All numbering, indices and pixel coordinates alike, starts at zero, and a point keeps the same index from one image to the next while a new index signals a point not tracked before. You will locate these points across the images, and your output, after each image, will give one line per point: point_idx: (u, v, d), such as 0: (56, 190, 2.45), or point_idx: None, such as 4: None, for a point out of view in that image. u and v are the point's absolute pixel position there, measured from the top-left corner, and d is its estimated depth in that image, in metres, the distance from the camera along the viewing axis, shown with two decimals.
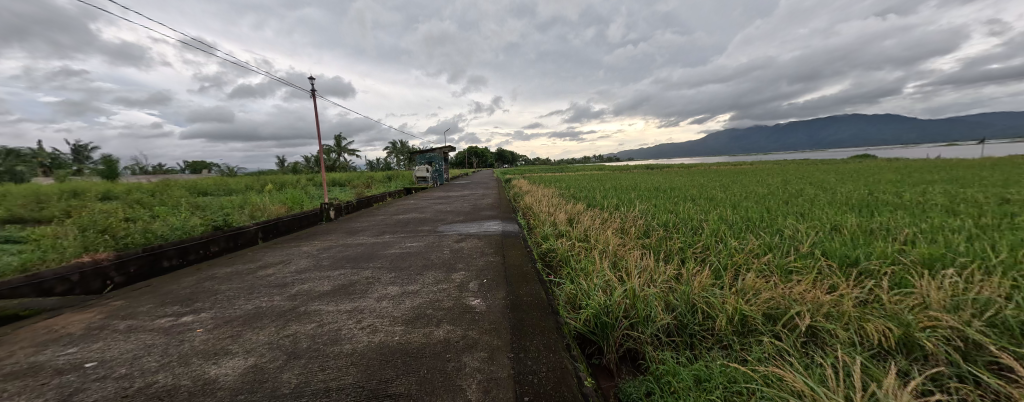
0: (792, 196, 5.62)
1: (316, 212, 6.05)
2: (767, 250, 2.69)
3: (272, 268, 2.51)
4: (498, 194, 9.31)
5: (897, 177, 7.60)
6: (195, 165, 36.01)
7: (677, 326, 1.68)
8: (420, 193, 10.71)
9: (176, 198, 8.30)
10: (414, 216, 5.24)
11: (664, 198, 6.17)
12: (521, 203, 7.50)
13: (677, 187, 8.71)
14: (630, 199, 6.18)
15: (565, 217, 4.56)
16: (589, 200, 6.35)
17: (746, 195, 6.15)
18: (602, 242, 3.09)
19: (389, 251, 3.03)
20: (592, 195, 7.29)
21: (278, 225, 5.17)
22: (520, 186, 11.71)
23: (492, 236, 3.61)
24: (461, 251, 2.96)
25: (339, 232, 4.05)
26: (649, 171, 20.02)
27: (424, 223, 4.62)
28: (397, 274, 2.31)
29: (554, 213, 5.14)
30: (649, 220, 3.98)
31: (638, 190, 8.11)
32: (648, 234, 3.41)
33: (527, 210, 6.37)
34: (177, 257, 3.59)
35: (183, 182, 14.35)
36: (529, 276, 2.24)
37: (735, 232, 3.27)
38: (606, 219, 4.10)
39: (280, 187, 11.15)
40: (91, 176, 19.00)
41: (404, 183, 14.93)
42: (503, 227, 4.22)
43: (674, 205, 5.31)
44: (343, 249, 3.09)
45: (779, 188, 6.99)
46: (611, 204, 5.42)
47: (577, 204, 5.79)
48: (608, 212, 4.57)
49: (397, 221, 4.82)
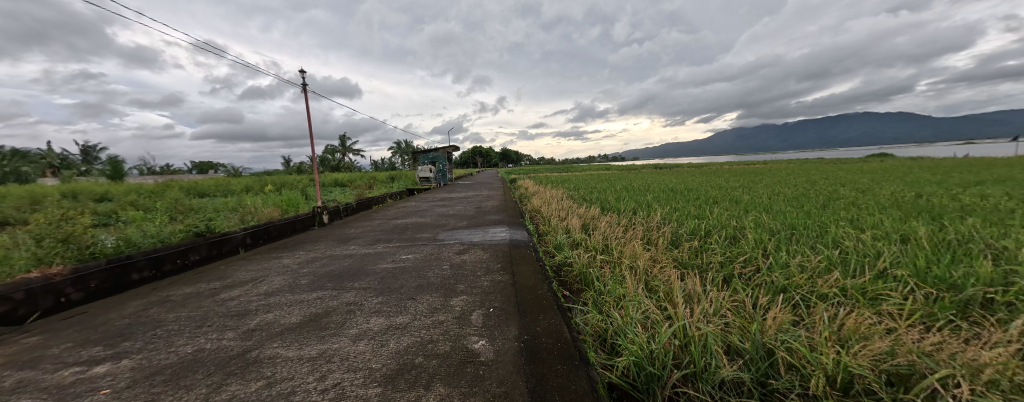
0: (828, 199, 5.11)
1: (309, 216, 5.68)
2: (831, 269, 2.23)
3: (238, 289, 2.11)
4: (503, 195, 8.90)
5: (938, 177, 7.00)
6: (202, 166, 36.19)
7: (752, 384, 1.24)
8: (422, 195, 10.37)
9: (170, 200, 8.02)
10: (413, 221, 4.83)
11: (685, 201, 5.68)
12: (528, 205, 7.06)
13: (694, 188, 8.20)
14: (648, 202, 5.72)
15: (579, 223, 4.13)
16: (603, 203, 5.90)
17: (776, 197, 5.63)
18: (629, 256, 2.65)
19: (381, 265, 2.62)
20: (604, 197, 6.84)
21: (267, 230, 4.82)
22: (526, 186, 11.30)
23: (499, 246, 3.19)
24: (464, 267, 2.54)
25: (329, 239, 3.66)
26: (658, 171, 19.51)
27: (423, 229, 4.22)
28: (385, 299, 1.91)
29: (566, 218, 4.71)
30: (676, 228, 3.53)
31: (653, 192, 7.62)
32: (680, 245, 2.96)
33: (535, 214, 5.92)
34: (149, 269, 3.25)
35: (185, 183, 14.25)
36: (546, 304, 1.82)
37: (782, 244, 2.81)
38: (627, 227, 3.65)
39: (279, 188, 10.89)
40: (97, 177, 19.09)
41: (406, 183, 14.63)
42: (511, 234, 3.80)
43: (698, 209, 4.85)
44: (328, 263, 2.69)
45: (809, 189, 6.46)
46: (628, 208, 4.97)
47: (590, 207, 5.34)
48: (627, 218, 4.12)
49: (394, 226, 4.43)
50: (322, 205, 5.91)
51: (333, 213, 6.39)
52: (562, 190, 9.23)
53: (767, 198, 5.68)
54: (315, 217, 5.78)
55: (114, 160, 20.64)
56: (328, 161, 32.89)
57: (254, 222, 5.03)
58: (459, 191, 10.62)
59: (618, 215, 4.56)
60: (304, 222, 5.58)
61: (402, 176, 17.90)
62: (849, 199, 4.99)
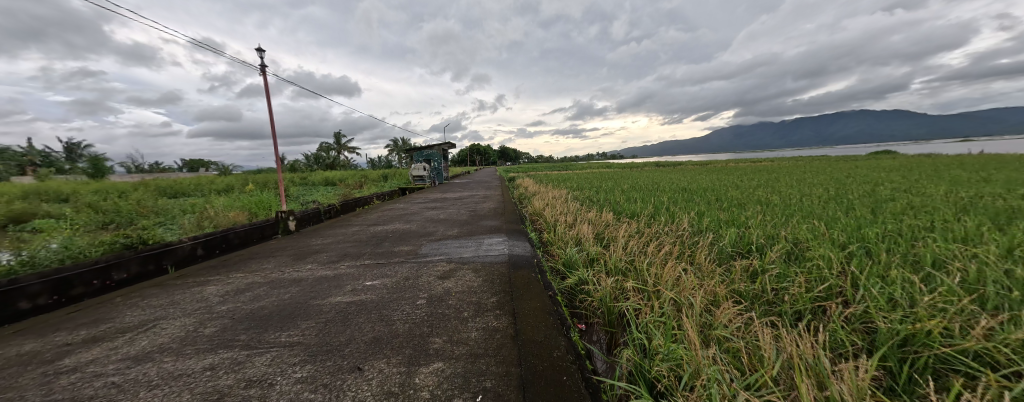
0: (872, 202, 4.46)
1: (272, 222, 4.94)
2: (973, 310, 1.55)
3: (101, 347, 1.40)
4: (501, 196, 8.23)
5: (978, 176, 6.37)
6: (193, 164, 35.26)
7: None
8: (414, 195, 9.69)
9: (132, 201, 7.27)
10: (394, 229, 4.12)
11: (709, 204, 4.99)
12: (528, 208, 6.34)
13: (708, 188, 7.56)
14: (665, 205, 5.03)
15: (591, 232, 3.46)
16: (615, 206, 5.20)
17: (810, 199, 4.97)
18: (671, 286, 1.96)
19: (336, 296, 1.93)
20: (613, 199, 6.18)
21: (218, 240, 4.09)
22: (526, 186, 10.63)
23: (495, 266, 2.50)
24: (446, 301, 1.85)
25: (285, 255, 2.95)
26: (660, 169, 18.86)
27: (404, 240, 3.52)
28: (314, 372, 1.21)
29: (574, 226, 4.02)
30: (716, 241, 2.84)
31: (665, 193, 6.94)
32: (730, 266, 2.28)
33: (537, 219, 5.23)
34: (47, 294, 2.54)
35: (165, 182, 13.51)
36: (569, 386, 1.12)
37: (867, 266, 2.14)
38: (653, 240, 2.96)
39: (260, 188, 10.17)
40: (77, 175, 18.28)
41: (400, 182, 13.91)
42: (510, 247, 3.12)
43: (726, 214, 4.20)
44: (263, 294, 1.99)
45: (840, 190, 5.81)
46: (646, 213, 4.29)
47: (601, 211, 4.66)
48: (651, 227, 3.43)
49: (371, 235, 3.74)
50: (289, 210, 5.16)
51: (303, 219, 5.64)
52: (565, 190, 8.51)
53: (800, 199, 5.03)
54: (278, 224, 5.02)
55: (97, 158, 19.85)
56: (322, 159, 32.06)
57: (206, 231, 4.30)
58: (453, 192, 9.88)
59: (637, 223, 3.85)
60: (267, 229, 4.84)
61: (396, 174, 17.17)
62: (897, 201, 4.34)
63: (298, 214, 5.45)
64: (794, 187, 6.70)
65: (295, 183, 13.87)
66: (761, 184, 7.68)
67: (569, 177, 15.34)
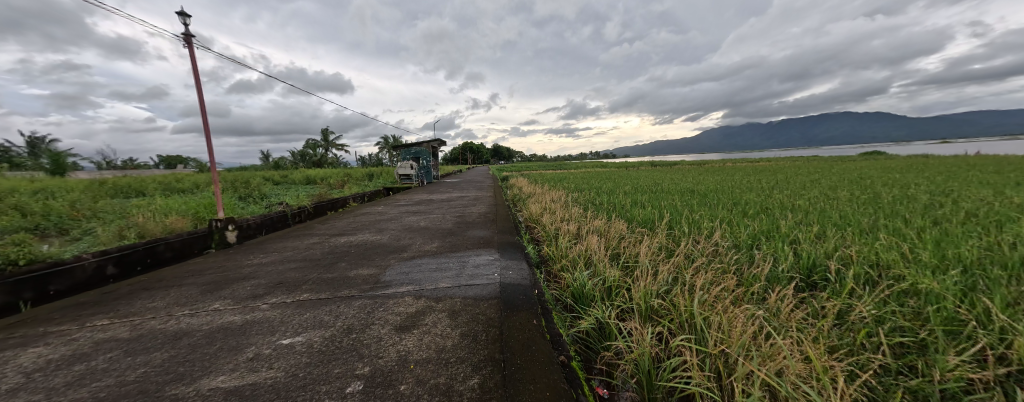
0: (916, 207, 3.89)
1: (202, 234, 4.06)
2: None
3: None
4: (493, 198, 7.53)
5: (1006, 179, 5.90)
6: (169, 161, 33.45)
7: None
8: (399, 196, 8.94)
9: (68, 202, 6.36)
10: (358, 242, 3.35)
11: (733, 211, 4.31)
12: (523, 214, 5.57)
13: (717, 191, 7.00)
14: (683, 212, 4.33)
15: (603, 248, 2.78)
16: (624, 212, 4.48)
17: (847, 205, 4.34)
18: (750, 351, 1.27)
19: (215, 376, 1.17)
20: (617, 203, 5.56)
21: (131, 254, 3.31)
22: (520, 186, 9.95)
23: (480, 304, 1.78)
24: (394, 387, 1.12)
25: (193, 284, 2.15)
26: (656, 169, 18.38)
27: (367, 257, 2.77)
28: None
29: (582, 239, 3.28)
30: (776, 266, 2.15)
31: (673, 195, 6.33)
32: (817, 309, 1.60)
33: (534, 227, 4.49)
34: None
35: (130, 179, 12.47)
36: None
37: (1015, 311, 1.49)
38: (691, 263, 2.24)
39: (226, 187, 9.26)
40: (36, 171, 17.01)
41: (386, 181, 13.12)
42: (502, 270, 2.38)
43: (755, 222, 3.57)
44: (101, 369, 1.22)
45: (866, 194, 5.26)
46: (666, 222, 3.58)
47: (611, 219, 3.92)
48: (680, 244, 2.72)
49: (326, 252, 2.97)
50: (226, 220, 4.28)
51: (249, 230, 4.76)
52: (563, 192, 7.72)
53: (829, 205, 4.46)
54: (212, 238, 4.14)
55: (58, 154, 18.41)
56: (307, 157, 30.74)
57: (116, 245, 3.46)
58: (440, 193, 9.02)
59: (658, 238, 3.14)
60: (196, 243, 3.98)
61: (382, 173, 16.16)
62: (946, 207, 3.77)
63: (241, 223, 4.56)
64: (816, 190, 6.08)
65: (269, 182, 12.81)
66: (777, 187, 7.05)
67: (565, 177, 14.54)
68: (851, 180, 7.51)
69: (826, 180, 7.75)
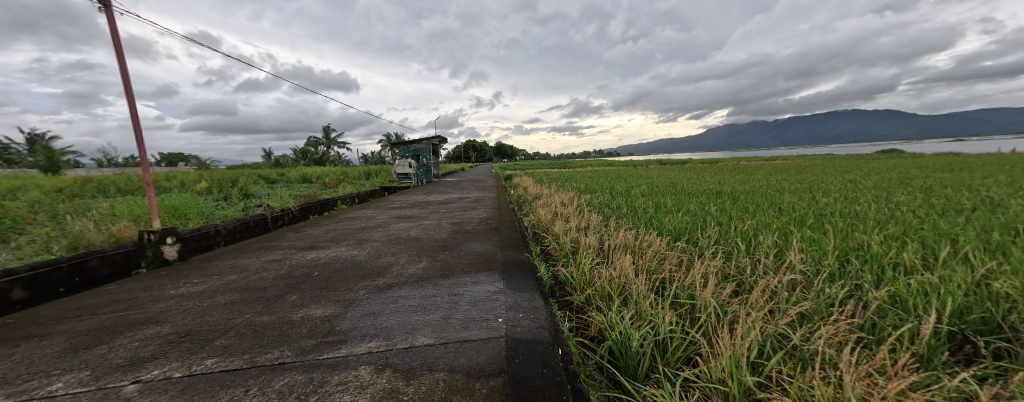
0: (1014, 216, 3.17)
1: (135, 249, 3.30)
2: None
3: None
4: (496, 200, 6.89)
5: None
6: (170, 158, 33.03)
7: None
8: (395, 196, 8.33)
9: (29, 202, 5.79)
10: (327, 260, 2.68)
11: (786, 219, 3.58)
12: (531, 220, 4.89)
13: (747, 192, 6.28)
14: (725, 222, 3.59)
15: (643, 275, 2.09)
16: (654, 222, 3.76)
17: (921, 211, 3.61)
18: None
19: None
20: (637, 208, 4.89)
21: (47, 275, 2.70)
22: (525, 187, 9.30)
23: (473, 389, 1.11)
24: None
25: (62, 337, 1.48)
26: (665, 168, 17.64)
27: (329, 285, 2.11)
28: None
29: (610, 261, 2.56)
30: (917, 316, 1.44)
31: (697, 198, 5.64)
32: None
33: (546, 238, 3.81)
34: None
35: (120, 177, 12.03)
36: None
37: None
38: (783, 307, 1.55)
39: (211, 186, 8.72)
40: (30, 168, 16.66)
41: (384, 181, 12.53)
42: (507, 311, 1.71)
43: (819, 233, 2.89)
44: None
45: (931, 197, 4.52)
46: (714, 237, 2.85)
47: (641, 232, 3.19)
48: (750, 273, 2.01)
49: (281, 275, 2.30)
50: (161, 232, 3.43)
51: (198, 239, 4.06)
52: (573, 193, 6.97)
53: (896, 211, 3.73)
54: (143, 253, 3.28)
55: (54, 151, 18.06)
56: (308, 155, 30.36)
57: (31, 261, 2.82)
58: (438, 194, 8.32)
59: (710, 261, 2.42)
60: (128, 258, 3.24)
61: (380, 172, 15.44)
62: None
63: (183, 233, 3.78)
64: (866, 193, 5.31)
65: (260, 181, 12.14)
66: (816, 188, 6.26)
67: (572, 176, 13.72)
68: (896, 181, 6.73)
69: (866, 181, 7.00)
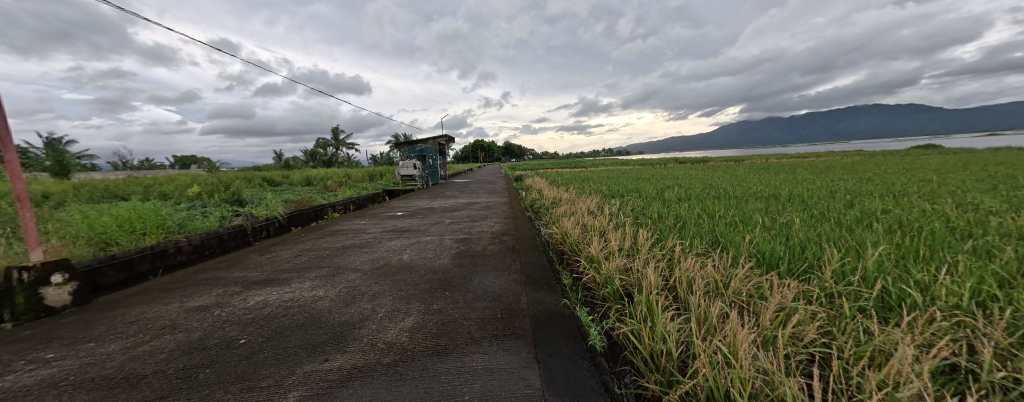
0: None
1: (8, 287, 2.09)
2: None
3: None
4: (509, 207, 6.05)
5: None
6: (183, 160, 33.23)
7: None
8: (396, 201, 7.55)
9: None
10: (275, 308, 1.84)
11: (913, 241, 2.63)
12: (554, 235, 4.04)
13: (809, 197, 5.26)
14: (830, 246, 2.64)
15: (789, 370, 1.18)
16: (726, 244, 2.83)
17: None
18: None
19: None
20: (685, 220, 3.98)
21: None
22: (540, 190, 8.41)
23: None
24: None
25: None
26: (687, 167, 16.41)
27: (250, 372, 1.26)
28: None
29: (699, 319, 1.67)
30: None
31: (753, 206, 4.67)
32: None
33: (581, 265, 2.92)
34: None
35: (118, 181, 11.52)
36: None
37: None
38: None
39: (199, 191, 8.05)
40: (36, 173, 16.45)
41: (388, 183, 11.77)
42: None
43: (996, 267, 1.95)
44: None
45: None
46: (843, 280, 1.93)
47: (722, 262, 2.27)
48: (995, 368, 1.10)
49: (187, 344, 1.46)
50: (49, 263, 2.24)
51: (153, 258, 3.44)
52: (599, 199, 6.04)
53: None
54: (9, 300, 2.07)
55: (63, 154, 17.89)
56: (316, 157, 30.10)
57: None
58: (444, 199, 7.50)
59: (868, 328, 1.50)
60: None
61: (384, 174, 14.74)
62: None
63: (119, 257, 3.15)
64: (973, 198, 4.26)
65: (259, 185, 11.55)
66: (897, 192, 5.20)
67: (588, 177, 12.72)
68: (990, 183, 5.59)
69: (950, 183, 5.87)
